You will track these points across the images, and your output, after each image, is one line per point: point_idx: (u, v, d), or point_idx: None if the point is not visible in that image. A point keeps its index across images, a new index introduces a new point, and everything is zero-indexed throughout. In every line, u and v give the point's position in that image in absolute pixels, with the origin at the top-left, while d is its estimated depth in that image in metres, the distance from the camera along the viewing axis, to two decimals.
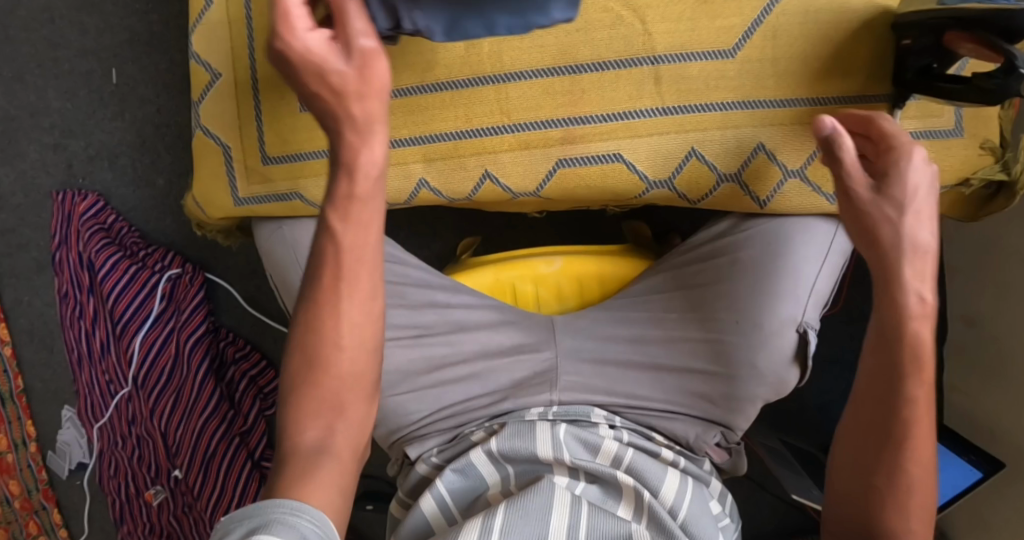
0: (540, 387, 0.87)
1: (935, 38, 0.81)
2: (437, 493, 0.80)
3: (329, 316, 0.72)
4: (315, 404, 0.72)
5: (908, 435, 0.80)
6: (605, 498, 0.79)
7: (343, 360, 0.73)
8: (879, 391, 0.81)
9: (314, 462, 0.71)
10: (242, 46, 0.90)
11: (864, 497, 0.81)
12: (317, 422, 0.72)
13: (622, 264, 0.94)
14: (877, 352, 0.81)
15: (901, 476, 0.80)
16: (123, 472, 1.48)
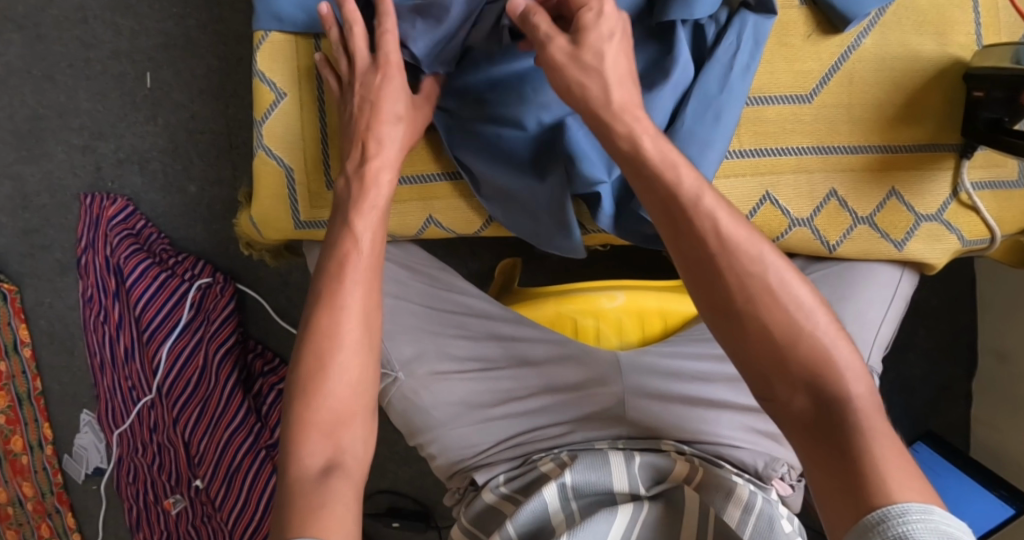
0: (610, 421, 0.87)
1: (1010, 93, 0.81)
2: (507, 533, 0.75)
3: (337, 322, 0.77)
4: (313, 422, 0.73)
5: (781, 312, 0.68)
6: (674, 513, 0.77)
7: (339, 382, 0.75)
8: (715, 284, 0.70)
9: (323, 485, 0.71)
10: (310, 69, 0.91)
11: (808, 388, 0.66)
12: (320, 444, 0.73)
13: (684, 301, 0.94)
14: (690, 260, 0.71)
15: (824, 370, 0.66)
16: (142, 479, 1.45)
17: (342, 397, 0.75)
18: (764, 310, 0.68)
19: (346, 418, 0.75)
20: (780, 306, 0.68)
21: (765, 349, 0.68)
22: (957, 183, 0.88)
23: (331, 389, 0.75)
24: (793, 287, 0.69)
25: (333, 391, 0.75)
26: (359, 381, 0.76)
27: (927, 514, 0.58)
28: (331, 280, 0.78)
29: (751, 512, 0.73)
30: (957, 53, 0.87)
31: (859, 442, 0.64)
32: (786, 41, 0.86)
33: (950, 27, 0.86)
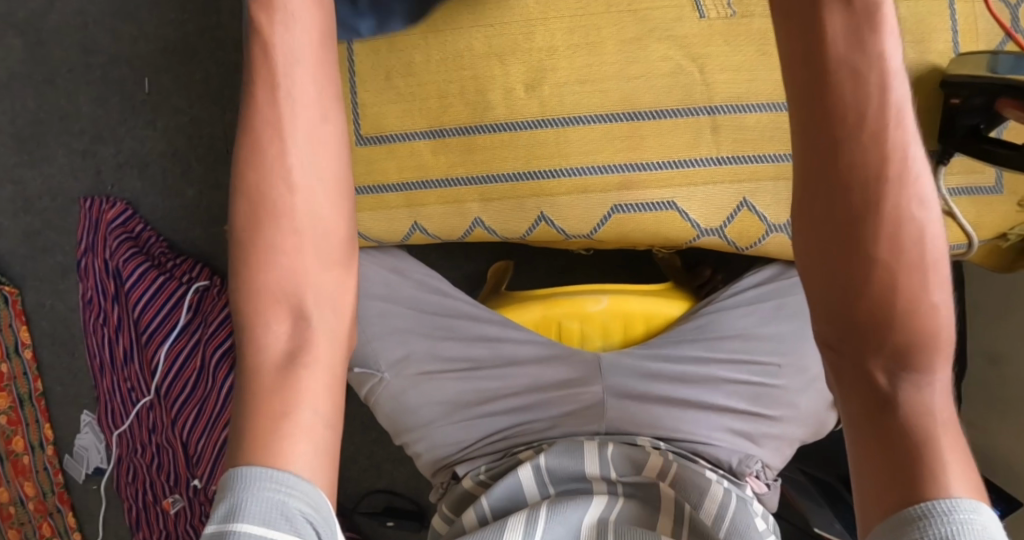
0: (589, 419, 0.89)
1: (986, 100, 0.83)
2: (481, 509, 0.81)
3: (288, 189, 0.68)
4: (263, 289, 0.67)
5: (899, 268, 0.62)
6: (647, 512, 0.79)
7: (283, 248, 0.67)
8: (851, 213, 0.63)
9: (288, 376, 0.66)
10: None
11: (889, 355, 0.62)
12: (281, 317, 0.67)
13: (667, 304, 0.96)
14: (814, 169, 0.64)
15: (918, 344, 0.62)
16: (141, 479, 1.48)
17: (298, 265, 0.68)
18: (890, 256, 0.62)
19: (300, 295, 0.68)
20: (901, 259, 0.63)
21: (874, 301, 0.62)
22: None
23: (277, 261, 0.67)
24: (927, 247, 0.63)
25: (281, 263, 0.67)
26: (323, 250, 0.69)
27: (978, 517, 0.56)
28: (269, 135, 0.67)
29: (725, 506, 0.78)
30: (934, 61, 0.88)
31: (926, 430, 0.60)
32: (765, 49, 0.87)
33: (928, 35, 0.87)
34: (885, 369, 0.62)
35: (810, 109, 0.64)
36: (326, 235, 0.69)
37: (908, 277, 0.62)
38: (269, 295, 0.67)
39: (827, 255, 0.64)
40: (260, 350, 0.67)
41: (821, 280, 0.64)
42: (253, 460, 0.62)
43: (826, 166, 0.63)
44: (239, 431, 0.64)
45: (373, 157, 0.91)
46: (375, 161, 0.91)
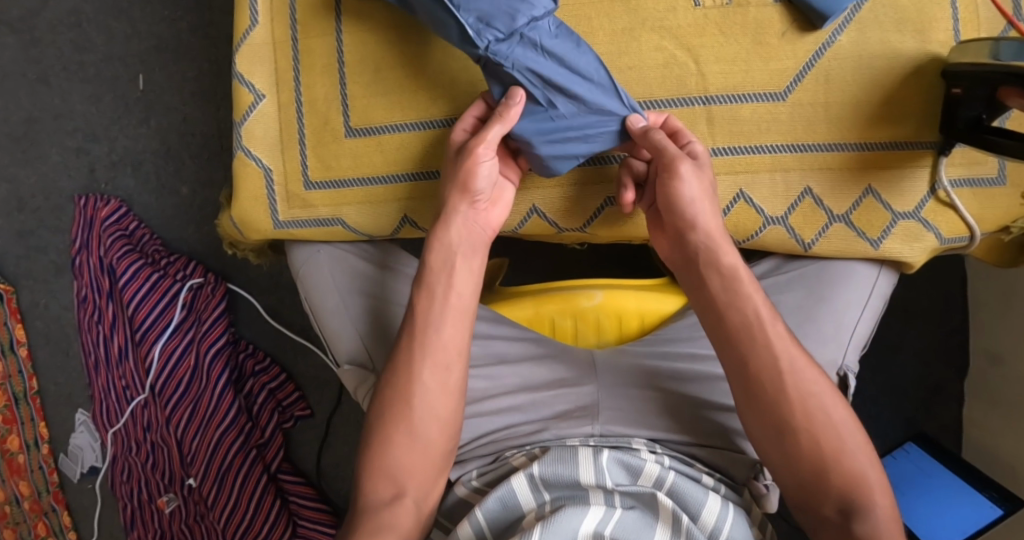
0: (583, 419, 0.86)
1: (989, 90, 0.80)
2: (475, 521, 0.78)
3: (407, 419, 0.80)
4: (385, 467, 0.79)
5: (816, 426, 0.77)
6: (645, 518, 0.75)
7: (414, 431, 0.80)
8: (761, 410, 0.79)
9: (390, 515, 0.78)
10: (289, 71, 0.91)
11: (836, 497, 0.76)
12: (385, 487, 0.79)
13: (661, 300, 0.94)
14: (727, 349, 0.81)
15: (844, 472, 0.76)
16: (136, 478, 1.45)
17: (426, 443, 0.80)
18: (800, 414, 0.77)
19: (422, 461, 0.80)
20: (814, 419, 0.77)
21: (800, 452, 0.77)
22: (935, 180, 0.87)
23: (416, 437, 0.80)
24: (823, 390, 0.78)
25: (417, 438, 0.80)
26: (429, 450, 0.80)
27: None
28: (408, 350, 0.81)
29: (722, 516, 0.77)
30: (935, 50, 0.85)
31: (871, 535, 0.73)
32: (761, 40, 0.85)
33: (929, 24, 0.85)
34: (835, 508, 0.76)
35: (713, 324, 0.82)
36: (448, 412, 0.81)
37: (824, 427, 0.77)
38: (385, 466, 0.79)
39: (763, 432, 0.79)
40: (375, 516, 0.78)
41: (771, 454, 0.79)
42: None
43: (734, 358, 0.80)
44: None
45: (363, 150, 0.90)
46: (365, 154, 0.90)
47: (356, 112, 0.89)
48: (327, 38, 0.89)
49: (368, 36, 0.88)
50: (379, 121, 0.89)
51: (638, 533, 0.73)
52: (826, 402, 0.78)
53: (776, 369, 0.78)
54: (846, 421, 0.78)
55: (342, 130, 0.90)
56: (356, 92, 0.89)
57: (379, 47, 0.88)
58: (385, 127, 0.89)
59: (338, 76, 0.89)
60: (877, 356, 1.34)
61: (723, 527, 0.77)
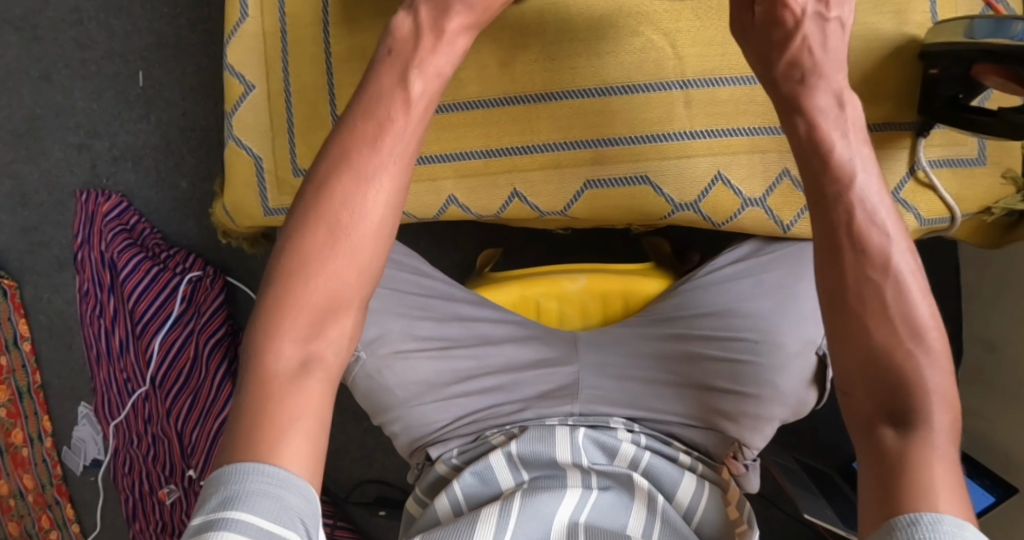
0: (562, 399, 0.88)
1: (965, 68, 0.81)
2: (453, 495, 0.80)
3: (341, 229, 0.70)
4: (301, 297, 0.68)
5: (896, 336, 0.66)
6: (623, 498, 0.77)
7: (332, 269, 0.69)
8: (839, 295, 0.69)
9: (298, 381, 0.66)
10: (277, 59, 0.93)
11: (892, 411, 0.64)
12: (297, 335, 0.67)
13: (646, 282, 0.96)
14: (821, 237, 0.71)
15: (914, 384, 0.65)
16: (138, 470, 1.48)
17: (339, 289, 0.69)
18: (887, 335, 0.66)
19: (343, 301, 0.70)
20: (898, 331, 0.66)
21: (866, 351, 0.67)
22: (915, 161, 0.88)
23: (318, 286, 0.69)
24: (913, 301, 0.67)
25: (322, 286, 0.69)
26: (350, 296, 0.70)
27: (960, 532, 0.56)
28: (341, 182, 0.71)
29: (700, 494, 0.81)
30: (913, 31, 0.86)
31: (919, 458, 0.62)
32: None
33: (906, 5, 0.86)
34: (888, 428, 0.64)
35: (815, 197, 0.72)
36: (366, 257, 0.71)
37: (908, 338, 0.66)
38: (291, 310, 0.68)
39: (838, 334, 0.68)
40: (267, 364, 0.66)
41: (844, 354, 0.68)
42: (248, 456, 0.62)
43: (830, 250, 0.70)
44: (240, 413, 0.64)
45: None
46: None
47: (343, 99, 0.91)
48: (315, 28, 0.91)
49: (353, 24, 0.90)
50: None
51: (615, 515, 0.76)
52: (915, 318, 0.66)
53: (864, 279, 0.68)
54: (934, 351, 0.66)
55: (329, 118, 0.92)
56: (343, 81, 0.91)
57: (365, 34, 0.90)
58: None
59: (325, 64, 0.91)
60: None
61: (696, 509, 0.80)
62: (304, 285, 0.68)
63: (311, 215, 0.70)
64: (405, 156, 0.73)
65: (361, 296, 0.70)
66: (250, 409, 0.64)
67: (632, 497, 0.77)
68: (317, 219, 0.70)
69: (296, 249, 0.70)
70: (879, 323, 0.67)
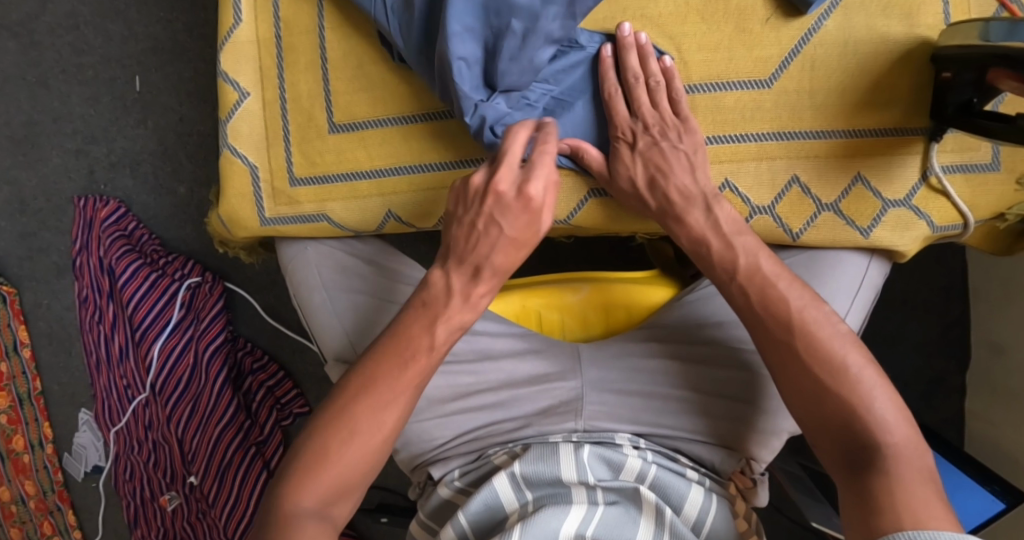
0: (565, 415, 0.86)
1: (978, 73, 0.78)
2: (459, 524, 0.77)
3: (363, 408, 0.74)
4: (322, 476, 0.73)
5: (839, 379, 0.75)
6: (629, 513, 0.75)
7: (346, 463, 0.73)
8: (781, 359, 0.78)
9: (314, 527, 0.71)
10: (272, 67, 0.91)
11: (850, 446, 0.74)
12: (315, 492, 0.73)
13: (648, 292, 0.95)
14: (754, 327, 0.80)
15: (862, 419, 0.74)
16: (138, 476, 1.46)
17: (366, 446, 0.74)
18: (838, 382, 0.75)
19: (350, 487, 0.74)
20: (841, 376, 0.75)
21: (819, 406, 0.76)
22: (927, 167, 0.86)
23: (341, 460, 0.73)
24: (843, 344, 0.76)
25: (344, 461, 0.73)
26: (367, 457, 0.74)
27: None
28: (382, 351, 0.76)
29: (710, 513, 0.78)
30: (924, 34, 0.83)
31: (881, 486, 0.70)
32: (744, 26, 0.84)
33: (918, 7, 0.83)
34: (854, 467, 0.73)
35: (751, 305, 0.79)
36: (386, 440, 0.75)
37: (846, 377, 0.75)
38: (317, 476, 0.73)
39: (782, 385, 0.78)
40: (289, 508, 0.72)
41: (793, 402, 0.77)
42: None
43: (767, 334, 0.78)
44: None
45: (345, 145, 0.90)
46: (348, 150, 0.89)
47: (339, 107, 0.89)
48: (310, 34, 0.89)
49: (348, 28, 0.88)
50: (361, 117, 0.89)
51: (621, 530, 0.73)
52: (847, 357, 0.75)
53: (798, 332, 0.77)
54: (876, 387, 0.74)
55: (326, 127, 0.90)
56: (338, 89, 0.89)
57: (360, 40, 0.88)
58: (367, 124, 0.89)
59: (320, 72, 0.89)
60: (876, 349, 1.32)
61: (705, 521, 0.77)
62: (327, 453, 0.73)
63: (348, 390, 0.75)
64: (426, 380, 0.76)
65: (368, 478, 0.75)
66: None
67: (640, 513, 0.75)
68: (348, 398, 0.75)
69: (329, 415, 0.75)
70: (811, 367, 0.76)
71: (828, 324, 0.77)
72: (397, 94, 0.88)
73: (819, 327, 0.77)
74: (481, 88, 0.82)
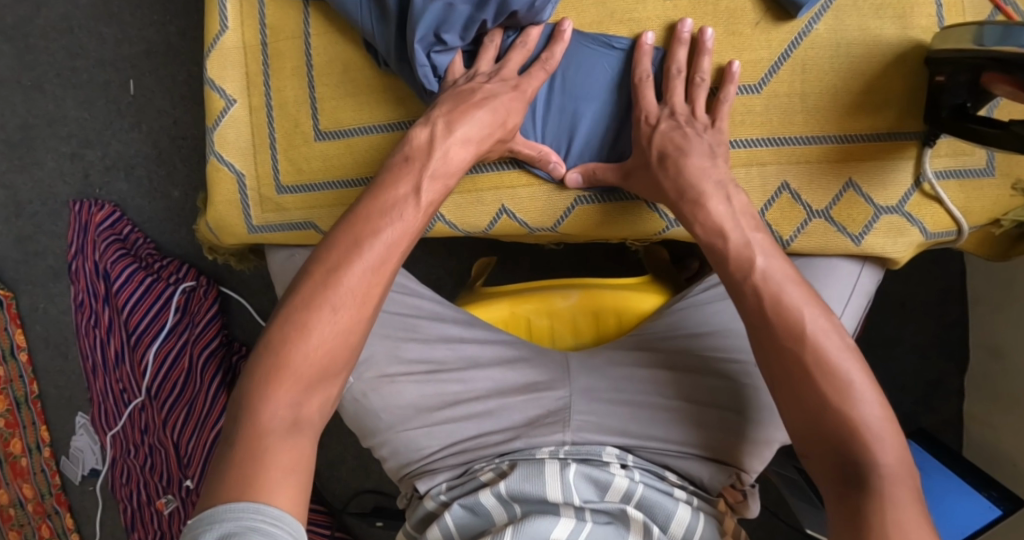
0: (553, 426, 0.85)
1: (972, 76, 0.77)
2: (443, 523, 0.79)
3: (338, 277, 0.69)
4: (292, 363, 0.66)
5: (837, 392, 0.70)
6: (618, 535, 0.75)
7: (321, 334, 0.67)
8: (783, 365, 0.73)
9: (287, 438, 0.65)
10: (259, 74, 0.91)
11: (846, 463, 0.69)
12: (291, 392, 0.66)
13: (640, 299, 0.93)
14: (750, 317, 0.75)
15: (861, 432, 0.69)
16: (135, 479, 1.46)
17: (344, 333, 0.68)
18: (835, 396, 0.70)
19: (332, 370, 0.68)
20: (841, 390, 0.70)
21: (814, 418, 0.71)
22: (920, 172, 0.84)
23: (321, 326, 0.67)
24: (844, 356, 0.72)
25: (322, 332, 0.67)
26: (345, 337, 0.68)
27: None
28: (358, 228, 0.72)
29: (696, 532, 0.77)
30: (917, 36, 0.82)
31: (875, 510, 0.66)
32: (734, 29, 0.83)
33: (910, 8, 0.82)
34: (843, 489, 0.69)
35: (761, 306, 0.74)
36: (366, 313, 0.69)
37: (844, 389, 0.70)
38: (287, 367, 0.66)
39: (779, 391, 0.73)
40: (257, 415, 0.65)
41: (787, 409, 0.73)
42: (235, 495, 0.61)
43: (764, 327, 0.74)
44: (226, 467, 0.63)
45: (332, 151, 0.89)
46: (335, 157, 0.89)
47: (325, 114, 0.88)
48: (296, 40, 0.89)
49: (334, 34, 0.87)
50: (347, 123, 0.88)
51: None
52: (846, 368, 0.71)
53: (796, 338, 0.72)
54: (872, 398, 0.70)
55: (312, 134, 0.89)
56: (324, 96, 0.88)
57: (346, 46, 0.87)
58: (354, 131, 0.88)
59: (306, 78, 0.89)
60: (874, 351, 1.31)
61: None
62: (300, 334, 0.67)
63: (326, 251, 0.70)
64: (406, 240, 0.73)
65: (348, 362, 0.69)
66: (239, 458, 0.63)
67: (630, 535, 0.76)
68: (322, 283, 0.69)
69: (301, 296, 0.68)
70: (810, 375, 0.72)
71: (831, 332, 0.72)
72: (383, 101, 0.87)
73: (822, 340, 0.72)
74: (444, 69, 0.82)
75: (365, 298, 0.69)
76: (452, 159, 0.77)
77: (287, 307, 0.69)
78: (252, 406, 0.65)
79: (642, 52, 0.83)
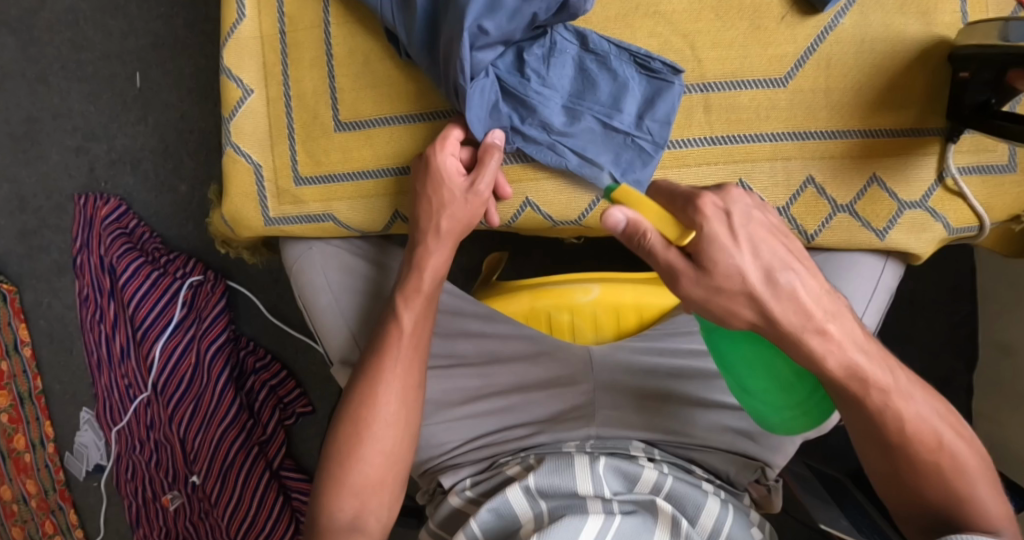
0: (578, 421, 0.87)
1: (997, 74, 0.76)
2: (470, 530, 0.76)
3: (376, 392, 0.82)
4: (349, 484, 0.80)
5: (917, 439, 0.70)
6: (647, 524, 0.73)
7: (365, 464, 0.80)
8: (873, 442, 0.71)
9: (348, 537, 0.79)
10: (276, 64, 0.89)
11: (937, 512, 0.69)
12: (350, 501, 0.80)
13: (661, 294, 0.93)
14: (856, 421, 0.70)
15: (942, 469, 0.69)
16: (141, 476, 1.43)
17: (383, 444, 0.81)
18: (921, 447, 0.70)
19: (385, 483, 0.81)
20: (917, 436, 0.70)
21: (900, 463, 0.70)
22: (943, 168, 0.84)
23: (372, 440, 0.81)
24: (916, 398, 0.70)
25: (370, 447, 0.81)
26: (388, 451, 0.81)
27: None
28: (381, 349, 0.83)
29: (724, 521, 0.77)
30: (941, 32, 0.82)
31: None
32: (760, 23, 0.83)
33: (934, 5, 0.82)
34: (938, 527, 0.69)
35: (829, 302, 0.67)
36: (403, 428, 0.82)
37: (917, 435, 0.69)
38: (347, 483, 0.80)
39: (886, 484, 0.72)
40: (326, 516, 0.79)
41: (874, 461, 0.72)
42: None
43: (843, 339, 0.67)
44: None
45: (352, 143, 0.88)
46: (354, 149, 0.88)
47: (346, 105, 0.88)
48: (316, 31, 0.88)
49: (355, 24, 0.86)
50: (367, 114, 0.87)
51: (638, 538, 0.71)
52: (918, 406, 0.70)
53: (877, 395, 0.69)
54: (939, 423, 0.70)
55: (331, 125, 0.88)
56: (344, 87, 0.87)
57: (366, 37, 0.86)
58: (374, 122, 0.87)
59: (326, 69, 0.88)
60: None
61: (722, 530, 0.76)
62: (353, 457, 0.80)
63: (363, 374, 0.83)
64: (421, 342, 0.84)
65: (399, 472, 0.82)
66: None
67: (655, 522, 0.74)
68: (364, 403, 0.82)
69: (351, 413, 0.82)
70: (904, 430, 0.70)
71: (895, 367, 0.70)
72: (406, 91, 0.86)
73: (894, 376, 0.69)
74: (474, 72, 0.79)
75: (394, 414, 0.81)
76: (432, 266, 0.85)
77: (340, 425, 0.82)
78: (321, 511, 0.80)
79: (657, 69, 0.83)
